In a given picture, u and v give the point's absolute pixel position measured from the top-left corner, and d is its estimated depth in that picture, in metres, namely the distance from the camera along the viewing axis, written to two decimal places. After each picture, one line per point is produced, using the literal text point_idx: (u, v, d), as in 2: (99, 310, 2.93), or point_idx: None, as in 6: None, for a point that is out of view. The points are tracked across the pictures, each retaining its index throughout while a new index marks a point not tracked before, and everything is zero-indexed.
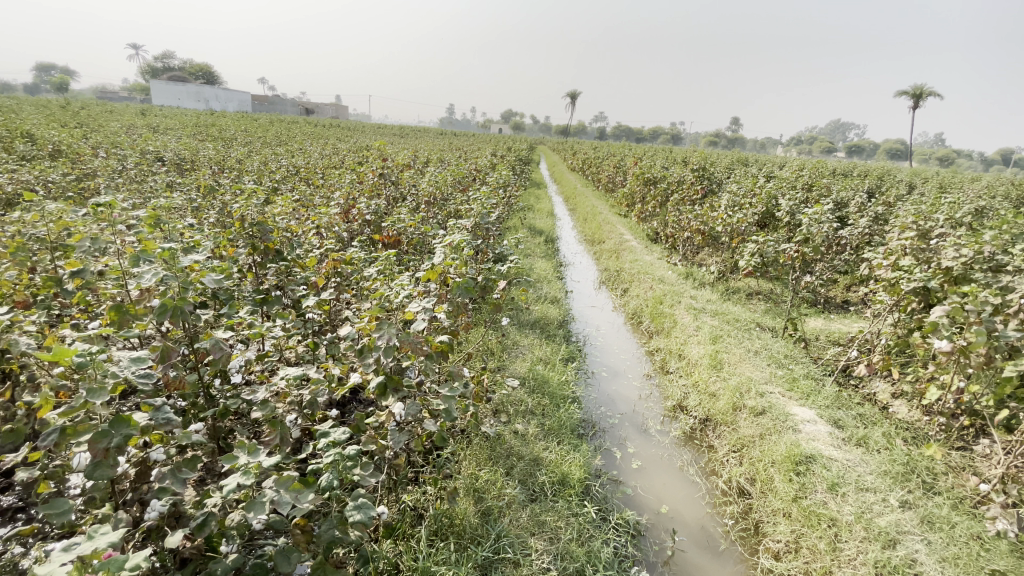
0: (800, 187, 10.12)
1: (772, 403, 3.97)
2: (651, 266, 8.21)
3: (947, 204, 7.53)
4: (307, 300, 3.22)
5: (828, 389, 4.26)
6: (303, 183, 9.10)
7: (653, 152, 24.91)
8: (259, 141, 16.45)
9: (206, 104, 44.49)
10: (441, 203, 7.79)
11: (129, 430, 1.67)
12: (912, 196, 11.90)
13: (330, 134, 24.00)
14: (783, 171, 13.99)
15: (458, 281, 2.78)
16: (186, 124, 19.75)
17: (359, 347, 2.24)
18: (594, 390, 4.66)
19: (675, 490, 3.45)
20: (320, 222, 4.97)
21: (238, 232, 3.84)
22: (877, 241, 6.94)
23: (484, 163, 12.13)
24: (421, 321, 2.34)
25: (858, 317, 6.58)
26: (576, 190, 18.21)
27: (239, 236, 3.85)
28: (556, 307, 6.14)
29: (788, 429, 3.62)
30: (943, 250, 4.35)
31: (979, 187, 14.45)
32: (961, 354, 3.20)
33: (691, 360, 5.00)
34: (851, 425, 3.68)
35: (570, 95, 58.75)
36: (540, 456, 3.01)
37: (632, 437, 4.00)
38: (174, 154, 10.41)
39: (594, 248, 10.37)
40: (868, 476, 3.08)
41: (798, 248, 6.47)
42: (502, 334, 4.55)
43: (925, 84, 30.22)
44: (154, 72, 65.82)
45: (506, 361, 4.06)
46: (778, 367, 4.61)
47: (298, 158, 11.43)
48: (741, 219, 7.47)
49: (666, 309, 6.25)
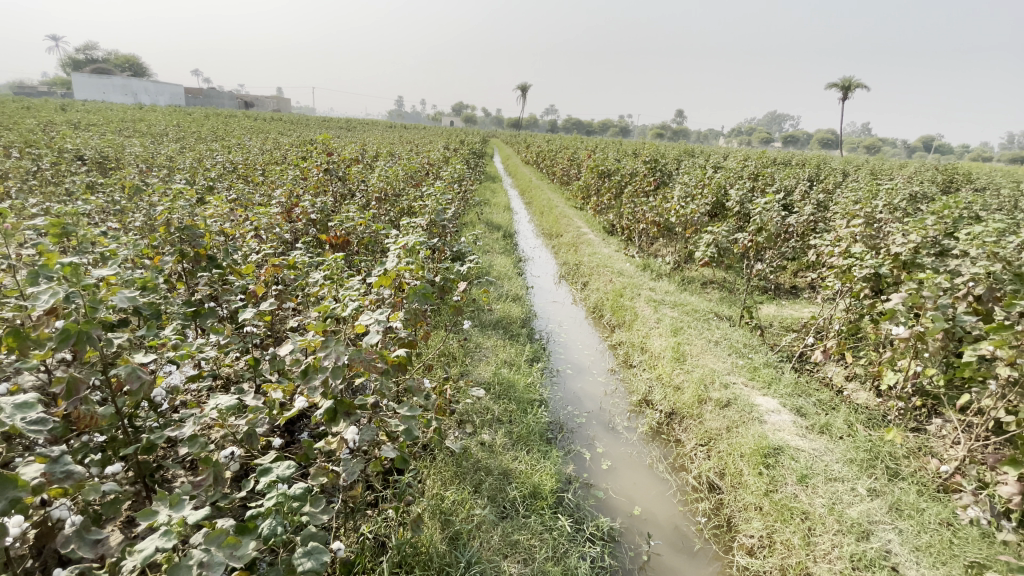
0: (747, 177, 10.42)
1: (736, 394, 3.96)
2: (609, 259, 8.19)
3: (884, 190, 7.91)
4: (245, 311, 2.90)
5: (788, 377, 4.31)
6: (242, 182, 8.49)
7: (604, 143, 25.15)
8: (194, 137, 15.38)
9: (133, 97, 41.44)
10: (393, 200, 7.45)
11: (18, 492, 1.38)
12: (847, 182, 12.57)
13: (272, 129, 22.85)
14: (730, 161, 14.43)
15: (415, 288, 2.55)
16: (111, 119, 18.22)
17: (302, 369, 2.00)
18: (559, 389, 4.54)
19: (647, 489, 3.38)
20: (260, 224, 4.59)
21: (164, 239, 3.44)
22: (822, 227, 7.20)
23: (437, 157, 11.80)
24: (374, 335, 2.11)
25: (808, 302, 6.79)
26: (530, 183, 18.09)
27: (165, 243, 3.46)
28: (517, 305, 5.98)
29: (754, 421, 3.62)
30: (890, 237, 4.48)
31: (905, 174, 15.52)
32: (918, 339, 3.29)
33: (654, 353, 4.96)
34: (813, 412, 3.73)
35: (521, 87, 58.59)
36: (509, 468, 2.85)
37: (601, 437, 3.91)
38: (95, 152, 9.48)
39: (552, 242, 10.28)
40: (836, 465, 3.11)
41: (751, 238, 6.59)
42: (463, 337, 4.34)
43: (854, 78, 32.26)
44: (72, 63, 60.54)
45: (468, 366, 3.86)
46: (739, 355, 4.65)
47: (235, 153, 10.70)
48: (694, 209, 7.55)
49: (627, 302, 6.23)
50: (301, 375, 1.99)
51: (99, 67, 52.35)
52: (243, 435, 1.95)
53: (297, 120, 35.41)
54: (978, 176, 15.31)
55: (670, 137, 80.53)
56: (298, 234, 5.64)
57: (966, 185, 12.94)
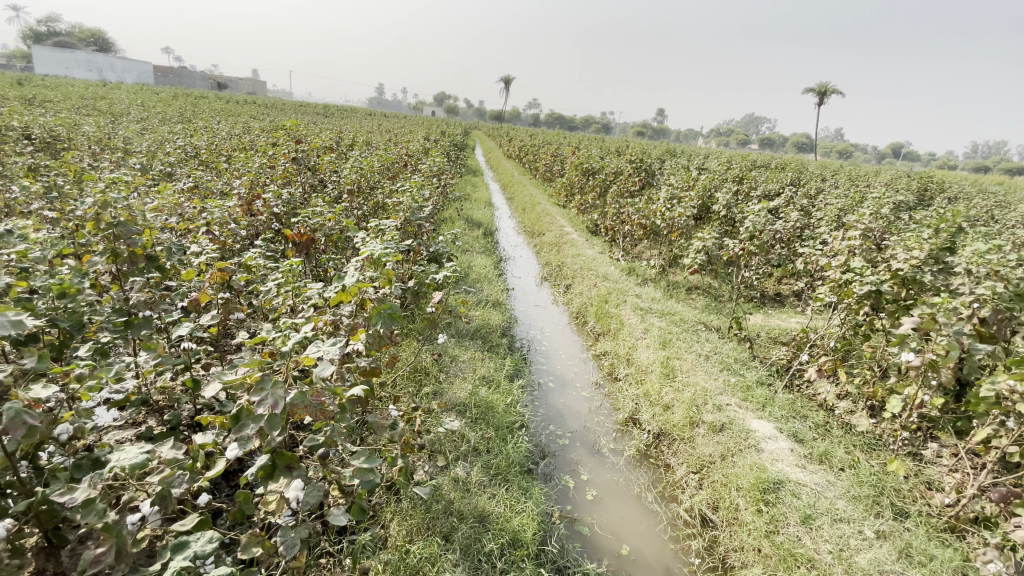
0: (732, 180, 10.24)
1: (731, 417, 3.70)
2: (593, 261, 7.89)
3: (871, 199, 7.78)
4: (181, 326, 2.48)
5: (782, 397, 4.08)
6: (204, 169, 7.90)
7: (587, 139, 24.86)
8: (158, 117, 14.47)
9: (98, 73, 39.34)
10: (367, 193, 6.97)
11: None
12: (829, 188, 12.56)
13: (243, 112, 21.85)
14: (713, 162, 14.31)
15: (379, 307, 2.18)
16: (69, 95, 17.05)
17: (233, 413, 1.63)
18: (540, 406, 4.22)
19: (635, 524, 3.09)
20: (213, 219, 4.11)
21: (92, 236, 2.97)
22: (810, 235, 7.03)
23: (416, 148, 11.29)
24: (326, 370, 1.75)
25: (795, 311, 6.61)
26: (511, 178, 17.69)
27: (94, 242, 2.99)
28: (497, 311, 5.62)
29: (750, 449, 3.37)
30: (891, 252, 4.25)
31: (883, 180, 15.69)
32: (930, 367, 3.15)
33: (641, 366, 4.68)
34: (810, 439, 3.52)
35: (504, 79, 57.83)
36: (485, 512, 2.51)
37: (585, 461, 3.60)
38: (42, 129, 8.70)
39: (534, 241, 9.95)
40: (840, 503, 2.91)
41: (742, 245, 6.33)
42: (437, 350, 3.98)
43: (829, 84, 32.87)
44: (31, 36, 57.28)
45: (443, 386, 3.51)
46: (730, 372, 4.40)
47: (199, 137, 10.03)
48: (681, 212, 7.31)
49: (612, 309, 5.94)
50: (233, 421, 1.62)
51: (64, 41, 49.76)
52: (156, 497, 1.58)
53: (273, 105, 34.20)
54: (951, 185, 15.48)
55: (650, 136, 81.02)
56: (260, 229, 5.17)
57: (940, 194, 13.08)
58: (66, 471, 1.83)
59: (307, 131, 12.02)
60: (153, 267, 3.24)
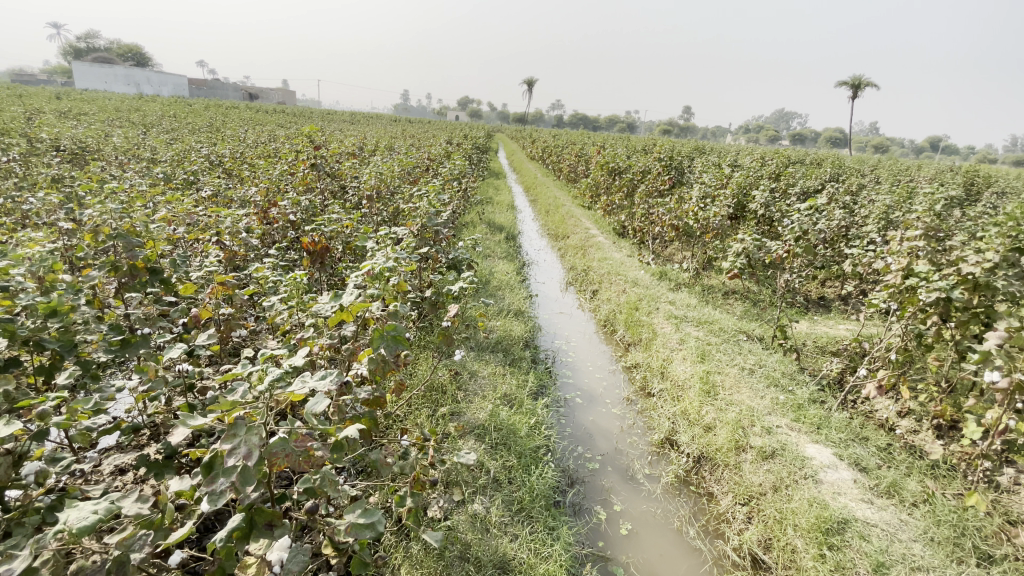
0: (767, 177, 9.67)
1: (782, 442, 3.29)
2: (621, 265, 7.50)
3: (925, 193, 7.15)
4: (172, 348, 2.27)
5: (838, 417, 3.66)
6: (226, 178, 7.87)
7: (612, 139, 24.40)
8: (188, 128, 14.76)
9: (136, 88, 40.76)
10: (386, 198, 6.78)
11: None
12: (872, 183, 11.82)
13: (272, 121, 22.22)
14: (746, 158, 13.67)
15: (382, 329, 1.89)
16: (106, 109, 17.59)
17: (204, 462, 1.38)
18: (567, 424, 3.91)
19: (677, 564, 2.74)
20: (223, 228, 3.95)
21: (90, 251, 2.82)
22: (858, 234, 6.48)
23: (439, 152, 11.13)
24: (314, 408, 1.48)
25: (844, 317, 6.08)
26: (535, 180, 17.37)
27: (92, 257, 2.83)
28: (521, 321, 5.32)
29: (806, 480, 2.97)
30: (963, 253, 3.74)
31: (930, 173, 14.74)
32: (1018, 389, 2.65)
33: (677, 381, 4.31)
34: (875, 468, 3.10)
35: (526, 81, 57.55)
36: (505, 558, 2.22)
37: (618, 489, 3.27)
38: (74, 142, 8.86)
39: (559, 244, 9.61)
40: (917, 548, 2.50)
41: (787, 247, 5.86)
42: (456, 366, 3.71)
43: (864, 76, 31.49)
44: (75, 54, 59.92)
45: (462, 406, 3.23)
46: (778, 389, 3.98)
47: (224, 146, 10.08)
48: (715, 212, 6.87)
49: (643, 317, 5.57)
50: (204, 470, 1.37)
51: (107, 58, 51.85)
52: (114, 563, 1.34)
53: (300, 113, 34.79)
54: (1003, 177, 14.34)
55: (676, 134, 79.61)
56: (276, 237, 5.01)
57: (990, 187, 12.10)
58: (38, 515, 1.63)
59: (330, 137, 12.00)
60: (155, 281, 3.10)
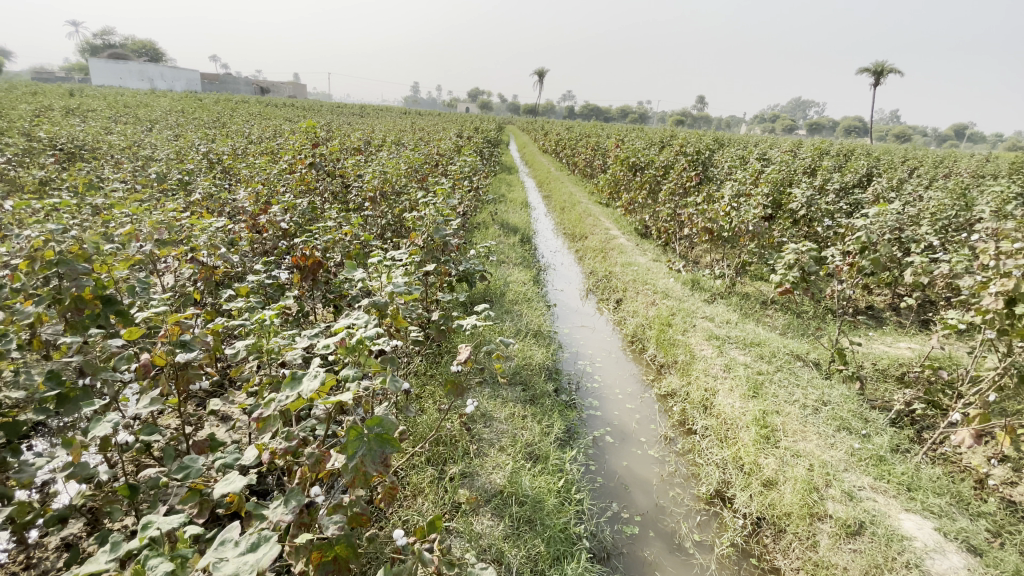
0: (803, 172, 8.92)
1: (870, 512, 2.69)
2: (648, 271, 6.86)
3: (990, 190, 6.37)
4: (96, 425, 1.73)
5: (927, 471, 3.04)
6: (224, 177, 7.34)
7: (628, 132, 23.52)
8: (193, 123, 14.26)
9: (149, 84, 40.49)
10: (391, 199, 6.20)
11: None
12: (915, 178, 10.91)
13: (283, 116, 21.82)
14: (774, 151, 12.85)
15: (359, 428, 1.33)
16: (115, 104, 17.21)
17: None
18: (598, 473, 3.32)
19: None
20: (199, 243, 3.40)
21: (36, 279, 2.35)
22: (916, 238, 5.77)
23: (450, 147, 10.52)
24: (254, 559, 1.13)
25: (902, 333, 5.39)
26: (549, 175, 16.70)
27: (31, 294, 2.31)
28: (541, 342, 4.75)
29: (909, 569, 2.36)
30: None
31: (973, 165, 13.72)
32: None
33: (725, 420, 3.70)
34: (993, 551, 2.48)
35: (536, 72, 56.45)
36: None
37: (664, 564, 2.67)
38: (67, 139, 8.41)
39: (577, 246, 9.00)
40: None
41: (843, 256, 5.17)
42: (467, 410, 3.15)
43: (888, 64, 30.29)
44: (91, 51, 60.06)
45: (473, 468, 2.67)
46: (850, 434, 3.35)
47: (226, 143, 9.57)
48: (754, 214, 6.20)
49: (677, 334, 4.96)
50: None
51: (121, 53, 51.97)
52: None
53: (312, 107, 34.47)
54: None
55: (690, 125, 78.05)
56: (268, 249, 4.47)
57: None
58: None
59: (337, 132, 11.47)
60: (111, 313, 2.57)
